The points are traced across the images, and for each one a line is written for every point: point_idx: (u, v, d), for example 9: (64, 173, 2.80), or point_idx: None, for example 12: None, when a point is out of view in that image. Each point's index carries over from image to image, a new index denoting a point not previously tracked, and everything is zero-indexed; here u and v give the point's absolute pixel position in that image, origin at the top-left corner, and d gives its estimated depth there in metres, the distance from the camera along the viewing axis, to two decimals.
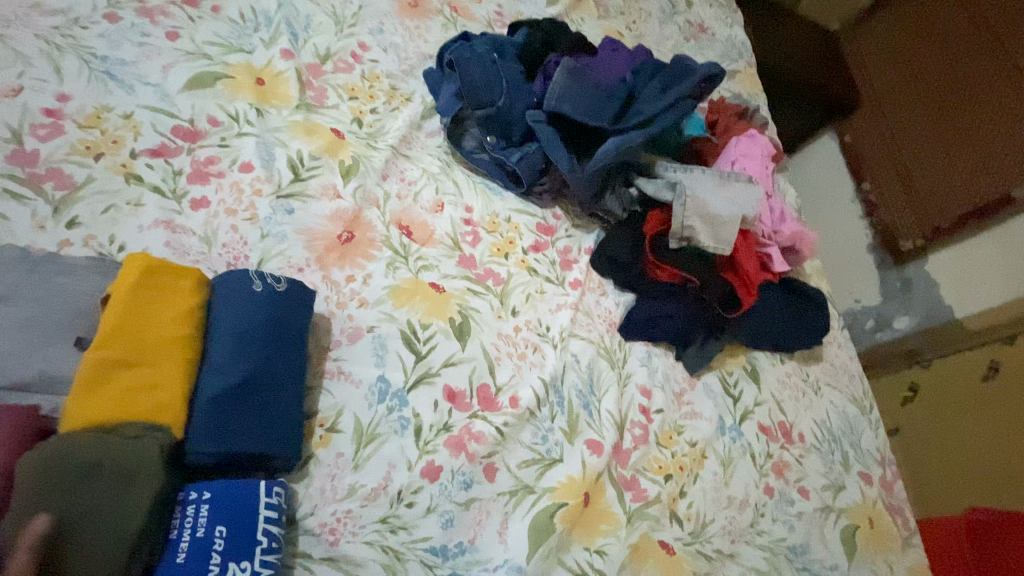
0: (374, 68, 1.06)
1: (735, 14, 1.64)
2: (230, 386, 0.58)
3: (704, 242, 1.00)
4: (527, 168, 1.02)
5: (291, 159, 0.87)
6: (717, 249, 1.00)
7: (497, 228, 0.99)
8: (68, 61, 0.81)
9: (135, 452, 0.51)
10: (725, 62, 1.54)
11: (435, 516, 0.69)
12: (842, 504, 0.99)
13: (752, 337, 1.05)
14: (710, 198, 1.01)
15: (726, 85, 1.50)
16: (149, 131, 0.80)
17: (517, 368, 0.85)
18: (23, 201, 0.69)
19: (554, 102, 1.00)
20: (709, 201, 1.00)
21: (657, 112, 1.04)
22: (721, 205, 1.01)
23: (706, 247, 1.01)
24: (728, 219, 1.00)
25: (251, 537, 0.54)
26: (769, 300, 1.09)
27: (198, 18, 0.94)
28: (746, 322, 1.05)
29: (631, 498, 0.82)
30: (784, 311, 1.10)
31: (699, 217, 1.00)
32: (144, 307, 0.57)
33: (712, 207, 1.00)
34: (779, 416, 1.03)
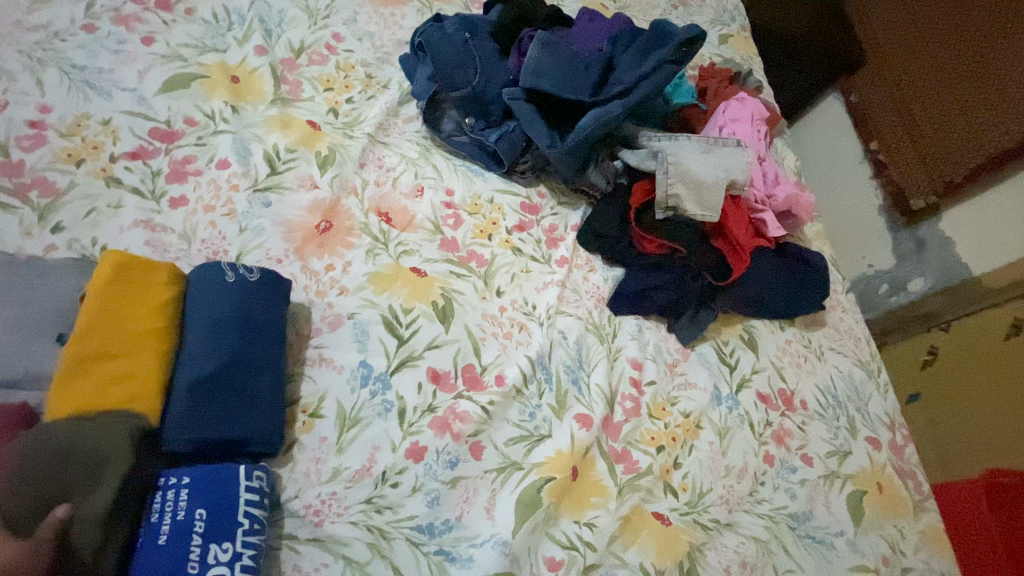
0: (349, 58, 1.07)
1: None
2: (207, 375, 0.60)
3: (691, 211, 0.98)
4: (507, 147, 1.01)
5: (267, 153, 0.88)
6: (705, 217, 0.98)
7: (479, 210, 0.99)
8: (48, 72, 0.81)
9: (106, 437, 0.52)
10: (715, 26, 1.49)
11: (421, 495, 0.69)
12: (849, 470, 0.96)
13: (749, 305, 1.03)
14: (694, 164, 0.98)
15: (718, 51, 1.46)
16: (129, 136, 0.81)
17: (503, 348, 0.85)
18: (10, 210, 0.70)
19: (531, 78, 0.99)
20: (693, 167, 0.98)
21: (635, 80, 1.01)
22: (705, 171, 0.98)
23: (692, 215, 0.99)
24: (715, 184, 0.98)
25: (232, 519, 0.55)
26: (766, 267, 1.06)
27: (172, 22, 0.95)
28: (742, 290, 1.02)
29: (623, 471, 0.82)
30: (782, 277, 1.07)
31: (684, 185, 0.97)
32: (120, 301, 0.59)
33: (696, 171, 0.98)
34: (779, 384, 1.01)
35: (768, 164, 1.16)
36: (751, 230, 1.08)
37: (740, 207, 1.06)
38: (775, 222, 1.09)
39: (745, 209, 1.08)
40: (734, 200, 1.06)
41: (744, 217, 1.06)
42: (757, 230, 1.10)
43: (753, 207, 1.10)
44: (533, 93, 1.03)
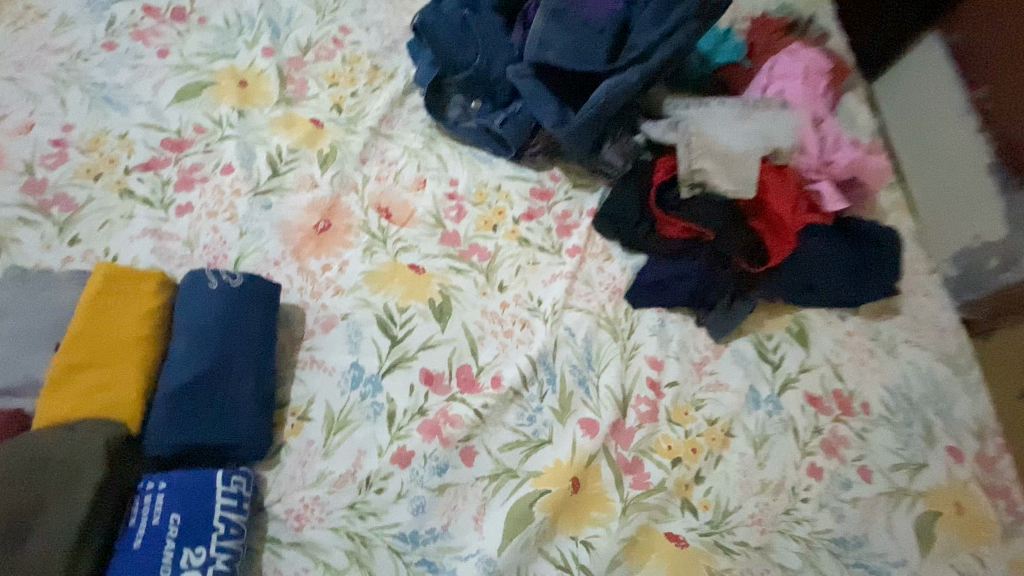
0: (356, 51, 1.05)
1: None
2: (186, 382, 0.61)
3: (721, 185, 0.86)
4: (514, 130, 0.95)
5: (270, 155, 0.89)
6: (738, 191, 0.85)
7: (485, 200, 0.94)
8: (72, 93, 0.88)
9: (82, 445, 0.54)
10: None
11: (405, 503, 0.67)
12: (921, 487, 0.81)
13: (795, 294, 0.89)
14: (719, 136, 0.88)
15: None
16: (142, 148, 0.86)
17: (502, 347, 0.81)
18: (33, 225, 0.76)
19: (534, 51, 0.91)
20: (717, 138, 0.87)
21: (654, 43, 0.91)
22: (732, 142, 0.87)
23: (723, 190, 0.86)
24: (747, 154, 0.86)
25: (207, 523, 0.57)
26: (819, 247, 0.90)
27: (186, 33, 0.99)
28: (785, 276, 0.88)
29: (630, 484, 0.74)
30: (842, 258, 0.90)
31: (712, 158, 0.86)
32: (107, 312, 0.61)
33: (723, 143, 0.87)
34: (834, 384, 0.86)
35: (828, 124, 0.98)
36: (801, 203, 0.91)
37: (786, 177, 0.90)
38: (834, 193, 0.92)
39: (794, 178, 0.91)
40: (777, 169, 0.90)
41: (792, 188, 0.90)
42: (810, 202, 0.93)
43: (805, 177, 0.93)
44: (541, 68, 0.95)
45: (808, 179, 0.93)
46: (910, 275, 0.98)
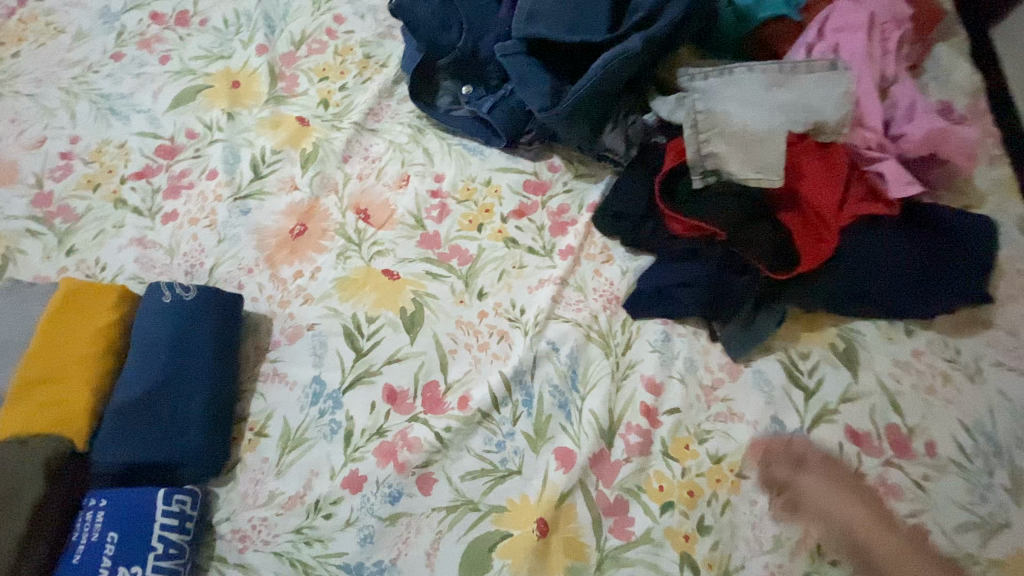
0: (348, 40, 0.99)
1: None
2: (134, 400, 0.61)
3: (739, 172, 0.71)
4: (503, 117, 0.85)
5: (254, 157, 0.88)
6: (761, 178, 0.71)
7: (471, 196, 0.85)
8: (81, 105, 0.92)
9: (24, 462, 0.55)
10: None
11: (354, 531, 0.63)
12: (1001, 558, 0.62)
13: (841, 304, 0.72)
14: (737, 112, 0.73)
15: None
16: (138, 157, 0.88)
17: (474, 363, 0.73)
18: (38, 236, 0.80)
19: (523, 25, 0.80)
20: (733, 116, 0.73)
21: (658, 4, 0.78)
22: (753, 120, 0.72)
23: (742, 178, 0.72)
24: (771, 133, 0.71)
25: (145, 543, 0.57)
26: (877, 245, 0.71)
27: (187, 36, 1.00)
28: (826, 283, 0.71)
29: (610, 530, 0.65)
30: (911, 258, 0.71)
31: (727, 140, 0.72)
32: (65, 326, 0.62)
33: (738, 120, 0.72)
34: (888, 419, 0.69)
35: (901, 85, 0.76)
36: (853, 190, 0.73)
37: (832, 159, 0.73)
38: (902, 173, 0.71)
39: (845, 159, 0.73)
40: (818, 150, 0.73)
41: (838, 174, 0.72)
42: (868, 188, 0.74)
43: (863, 156, 0.73)
44: (534, 44, 0.83)
45: (866, 157, 0.73)
46: (1010, 276, 0.75)
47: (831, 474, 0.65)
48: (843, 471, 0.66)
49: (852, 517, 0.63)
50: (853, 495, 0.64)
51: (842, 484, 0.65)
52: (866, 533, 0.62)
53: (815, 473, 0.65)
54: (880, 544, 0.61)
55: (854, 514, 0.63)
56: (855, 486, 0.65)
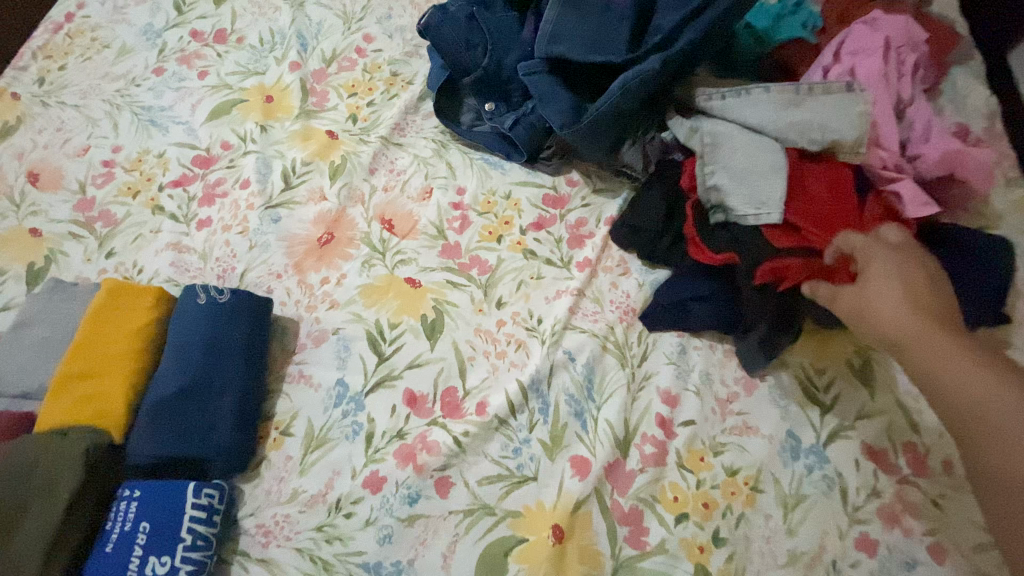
0: (377, 59, 1.04)
1: None
2: (169, 395, 0.64)
3: (740, 208, 0.73)
4: (525, 132, 0.88)
5: (285, 168, 0.91)
6: (759, 213, 0.72)
7: (491, 208, 0.88)
8: (124, 117, 0.98)
9: (66, 451, 0.58)
10: None
11: (373, 531, 0.65)
12: None
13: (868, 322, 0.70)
14: (738, 147, 0.76)
15: None
16: (175, 166, 0.92)
17: (493, 370, 0.75)
18: (79, 239, 0.85)
19: (546, 45, 0.84)
20: (738, 150, 0.76)
21: (678, 24, 0.80)
22: (755, 158, 0.74)
23: (743, 215, 0.73)
24: (772, 171, 0.73)
25: (174, 534, 0.59)
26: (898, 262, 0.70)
27: (225, 53, 1.06)
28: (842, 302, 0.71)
29: (625, 540, 0.65)
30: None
31: (729, 176, 0.75)
32: (105, 325, 0.65)
33: (741, 155, 0.75)
34: (905, 436, 0.69)
35: (916, 108, 0.77)
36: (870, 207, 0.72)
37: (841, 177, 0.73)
38: (920, 194, 0.72)
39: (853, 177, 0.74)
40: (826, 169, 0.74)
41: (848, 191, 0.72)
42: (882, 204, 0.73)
43: (880, 175, 0.74)
44: (557, 62, 0.87)
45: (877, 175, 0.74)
46: None
47: (884, 286, 0.59)
48: (888, 273, 0.60)
49: (891, 319, 0.57)
50: (900, 298, 0.58)
51: (888, 287, 0.59)
52: (905, 331, 0.56)
53: (857, 288, 0.62)
54: (920, 336, 0.55)
55: (894, 312, 0.57)
56: (927, 299, 0.58)
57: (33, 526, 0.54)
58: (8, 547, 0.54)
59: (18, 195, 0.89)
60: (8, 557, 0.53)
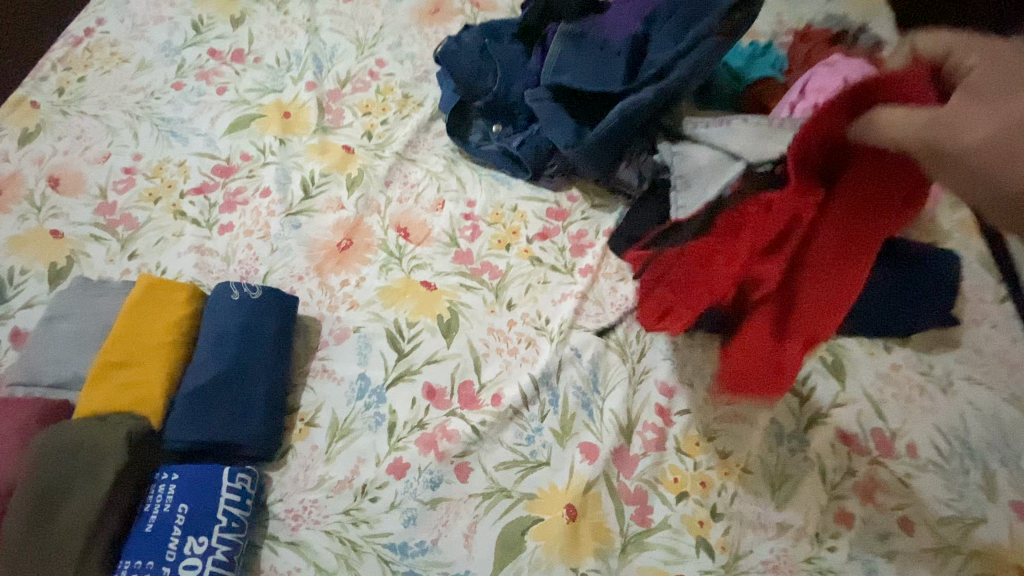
0: (389, 82, 1.11)
1: None
2: (203, 384, 0.67)
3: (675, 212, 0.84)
4: (530, 151, 0.97)
5: (304, 179, 0.97)
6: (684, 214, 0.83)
7: (500, 219, 0.95)
8: (144, 127, 1.02)
9: (109, 434, 0.60)
10: None
11: (397, 513, 0.69)
12: (974, 546, 0.71)
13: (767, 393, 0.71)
14: (697, 166, 0.86)
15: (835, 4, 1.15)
16: (196, 174, 0.97)
17: (505, 365, 0.81)
18: (101, 241, 0.88)
19: (552, 74, 0.94)
20: (700, 167, 0.86)
21: (670, 61, 0.90)
22: (708, 171, 0.84)
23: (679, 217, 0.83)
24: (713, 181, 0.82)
25: (211, 515, 0.61)
26: (823, 323, 0.64)
27: (243, 71, 1.11)
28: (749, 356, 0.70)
29: (632, 518, 0.71)
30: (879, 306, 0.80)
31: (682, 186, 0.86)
32: (143, 318, 0.69)
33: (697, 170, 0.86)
34: (872, 422, 0.78)
35: None
36: (837, 238, 0.62)
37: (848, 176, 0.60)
38: None
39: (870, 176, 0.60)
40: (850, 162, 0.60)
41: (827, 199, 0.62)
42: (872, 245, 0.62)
43: None
44: (560, 90, 0.96)
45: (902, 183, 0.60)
46: (973, 303, 0.87)
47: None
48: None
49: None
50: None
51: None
52: None
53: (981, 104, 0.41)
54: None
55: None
56: None
57: (74, 510, 0.57)
58: (50, 530, 0.56)
59: (39, 199, 0.92)
60: (53, 538, 0.55)
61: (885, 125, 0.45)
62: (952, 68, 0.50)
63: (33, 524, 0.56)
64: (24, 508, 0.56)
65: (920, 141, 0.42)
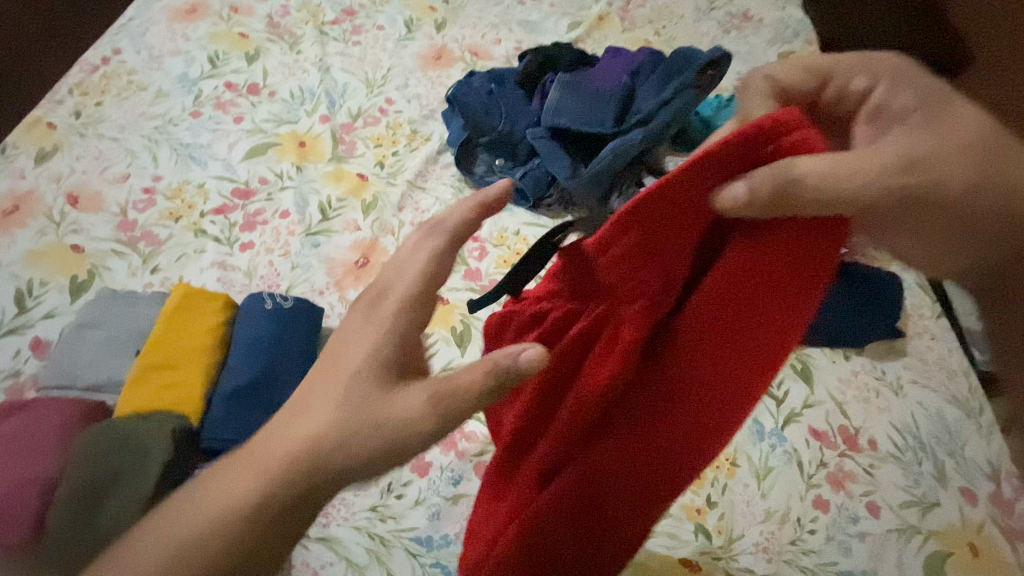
0: (398, 118, 1.20)
1: None
2: (239, 387, 0.70)
3: None
4: (531, 183, 1.07)
5: (321, 204, 1.03)
6: None
7: (504, 241, 1.03)
8: (162, 150, 1.06)
9: (154, 431, 0.64)
10: (778, 44, 1.37)
11: (422, 509, 0.73)
12: (932, 526, 0.81)
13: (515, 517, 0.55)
14: None
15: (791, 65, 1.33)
16: (215, 196, 1.01)
17: None
18: (123, 256, 0.92)
19: (551, 116, 1.07)
20: None
21: (655, 109, 1.05)
22: None
23: None
24: None
25: None
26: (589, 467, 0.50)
27: (258, 103, 1.18)
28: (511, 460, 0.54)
29: None
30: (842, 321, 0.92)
31: None
32: (181, 323, 0.73)
33: None
34: (839, 420, 0.89)
35: None
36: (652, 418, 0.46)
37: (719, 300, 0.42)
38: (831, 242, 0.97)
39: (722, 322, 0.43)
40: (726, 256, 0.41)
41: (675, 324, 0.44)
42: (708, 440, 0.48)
43: None
44: (557, 131, 1.09)
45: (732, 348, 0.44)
46: (915, 318, 1.01)
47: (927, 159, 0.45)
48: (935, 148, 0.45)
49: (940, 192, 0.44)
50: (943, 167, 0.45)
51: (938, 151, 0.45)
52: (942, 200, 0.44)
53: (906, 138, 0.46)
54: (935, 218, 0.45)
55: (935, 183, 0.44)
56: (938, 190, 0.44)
57: (121, 502, 0.60)
58: (94, 524, 0.59)
59: (57, 214, 0.95)
60: (94, 534, 0.58)
61: (853, 164, 0.41)
62: (838, 101, 0.51)
63: (83, 517, 0.59)
64: (72, 502, 0.59)
65: (893, 187, 0.43)
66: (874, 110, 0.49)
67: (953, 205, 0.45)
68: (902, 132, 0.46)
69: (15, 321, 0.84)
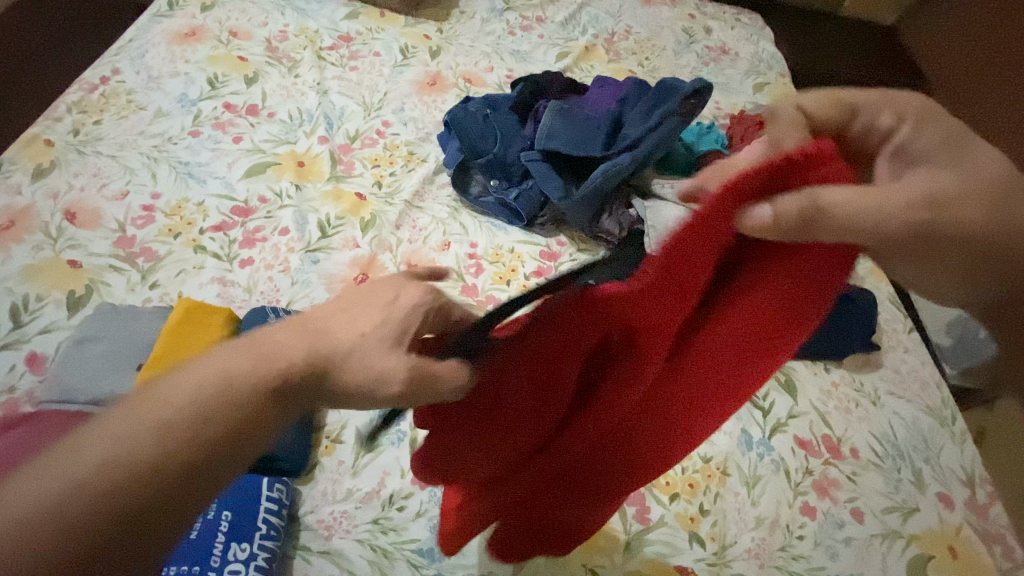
0: (395, 140, 1.24)
1: (762, 31, 1.60)
2: None
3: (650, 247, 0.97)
4: (525, 203, 1.11)
5: (320, 221, 1.05)
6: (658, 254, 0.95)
7: (499, 259, 1.07)
8: (161, 168, 1.08)
9: None
10: (752, 76, 1.47)
11: (424, 521, 0.74)
12: (913, 530, 0.85)
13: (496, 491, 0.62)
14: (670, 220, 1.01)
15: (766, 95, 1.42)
16: (215, 213, 1.03)
17: None
18: (121, 271, 0.92)
19: (543, 140, 1.11)
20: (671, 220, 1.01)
21: (642, 134, 1.10)
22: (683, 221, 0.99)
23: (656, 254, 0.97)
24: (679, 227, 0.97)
25: (253, 523, 0.65)
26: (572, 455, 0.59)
27: (257, 124, 1.20)
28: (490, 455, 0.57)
29: (634, 516, 0.81)
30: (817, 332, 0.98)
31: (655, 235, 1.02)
32: (186, 337, 0.74)
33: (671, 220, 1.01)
34: (823, 430, 0.93)
35: None
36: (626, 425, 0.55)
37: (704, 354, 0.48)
38: None
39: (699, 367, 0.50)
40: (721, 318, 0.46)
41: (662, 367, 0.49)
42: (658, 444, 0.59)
43: None
44: (549, 154, 1.14)
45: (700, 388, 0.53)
46: (888, 332, 1.06)
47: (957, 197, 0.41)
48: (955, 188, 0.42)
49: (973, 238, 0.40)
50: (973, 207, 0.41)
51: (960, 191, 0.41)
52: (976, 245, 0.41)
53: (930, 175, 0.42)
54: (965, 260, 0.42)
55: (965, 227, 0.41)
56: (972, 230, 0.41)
57: None
58: None
59: (54, 230, 0.95)
60: None
61: (863, 207, 0.38)
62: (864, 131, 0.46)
63: None
64: None
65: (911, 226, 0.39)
66: (899, 147, 0.44)
67: (981, 249, 0.41)
68: (932, 172, 0.42)
69: (10, 335, 0.83)
